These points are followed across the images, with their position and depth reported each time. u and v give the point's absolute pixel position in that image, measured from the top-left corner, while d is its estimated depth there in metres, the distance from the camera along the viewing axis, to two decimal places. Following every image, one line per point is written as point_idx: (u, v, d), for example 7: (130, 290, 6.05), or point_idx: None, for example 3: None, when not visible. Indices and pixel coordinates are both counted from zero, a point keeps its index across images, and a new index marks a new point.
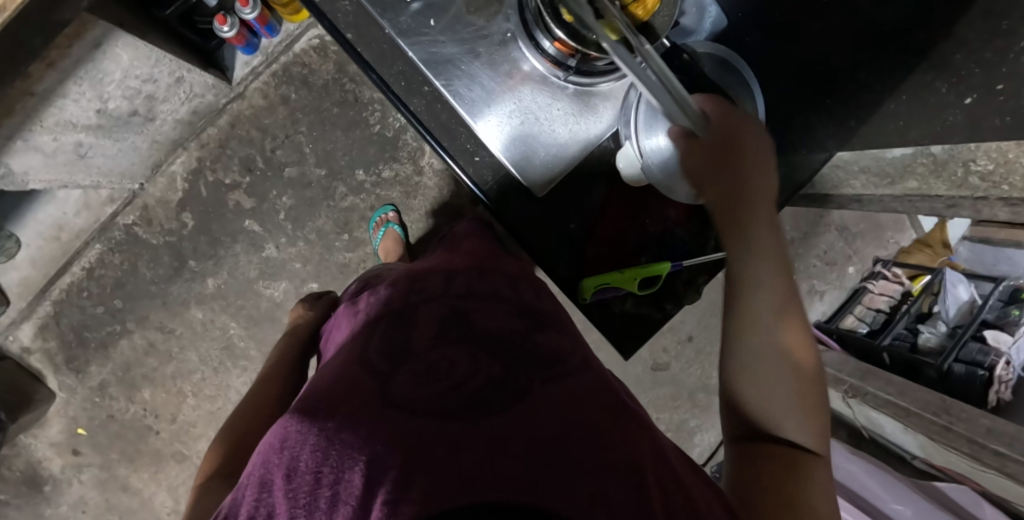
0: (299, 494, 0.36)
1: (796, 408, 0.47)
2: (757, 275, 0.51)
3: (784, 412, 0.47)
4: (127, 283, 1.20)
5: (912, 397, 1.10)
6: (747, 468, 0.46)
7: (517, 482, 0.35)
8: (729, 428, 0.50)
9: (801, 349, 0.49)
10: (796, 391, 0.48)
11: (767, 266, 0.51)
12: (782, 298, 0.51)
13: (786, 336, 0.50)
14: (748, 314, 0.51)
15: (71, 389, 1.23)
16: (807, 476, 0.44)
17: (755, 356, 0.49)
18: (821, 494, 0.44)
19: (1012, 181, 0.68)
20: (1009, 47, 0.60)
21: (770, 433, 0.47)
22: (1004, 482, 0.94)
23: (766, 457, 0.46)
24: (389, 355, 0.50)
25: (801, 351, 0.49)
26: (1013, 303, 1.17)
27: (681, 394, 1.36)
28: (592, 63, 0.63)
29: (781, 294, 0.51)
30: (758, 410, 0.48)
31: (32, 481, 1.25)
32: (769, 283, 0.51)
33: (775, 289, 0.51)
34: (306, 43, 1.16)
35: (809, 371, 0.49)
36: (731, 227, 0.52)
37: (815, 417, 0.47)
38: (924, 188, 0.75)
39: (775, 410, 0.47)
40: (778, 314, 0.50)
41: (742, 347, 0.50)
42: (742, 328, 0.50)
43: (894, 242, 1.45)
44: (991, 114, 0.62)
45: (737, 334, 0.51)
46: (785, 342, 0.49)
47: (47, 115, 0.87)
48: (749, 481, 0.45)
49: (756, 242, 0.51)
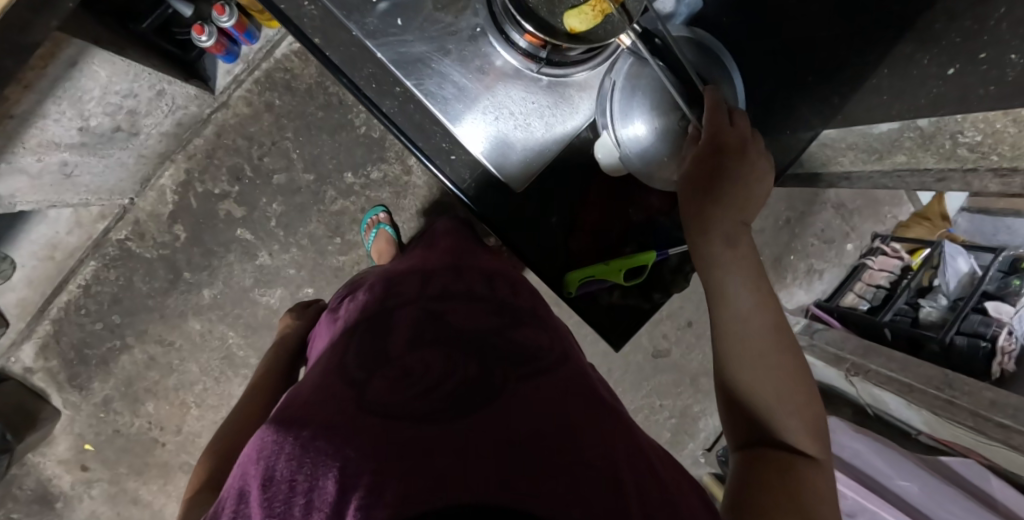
0: (275, 502, 0.36)
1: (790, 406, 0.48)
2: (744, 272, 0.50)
3: (781, 412, 0.47)
4: (124, 298, 1.20)
5: (914, 372, 1.09)
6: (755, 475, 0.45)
7: (490, 481, 0.35)
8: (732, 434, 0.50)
9: (785, 349, 0.50)
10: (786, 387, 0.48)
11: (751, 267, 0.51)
12: (765, 298, 0.50)
13: (765, 331, 0.50)
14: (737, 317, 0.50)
15: (75, 406, 1.24)
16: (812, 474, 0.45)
17: (751, 361, 0.49)
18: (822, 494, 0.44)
19: (1000, 151, 0.63)
20: (988, 15, 0.58)
21: (773, 434, 0.47)
22: (1009, 454, 0.93)
23: (772, 462, 0.45)
24: (365, 362, 0.50)
25: (789, 350, 0.50)
26: (1014, 273, 1.16)
27: (683, 379, 1.36)
28: (564, 53, 0.63)
29: (764, 296, 0.50)
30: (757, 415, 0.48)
31: (44, 499, 1.27)
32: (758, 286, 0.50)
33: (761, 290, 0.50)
34: (286, 48, 1.16)
35: (798, 369, 0.49)
36: (712, 222, 0.50)
37: (808, 413, 0.48)
38: (913, 161, 0.71)
39: (774, 411, 0.47)
40: (759, 313, 0.50)
41: (737, 353, 0.49)
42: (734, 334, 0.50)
43: (892, 217, 1.41)
44: (977, 83, 0.60)
45: (733, 341, 0.50)
46: (774, 346, 0.49)
47: (29, 137, 0.88)
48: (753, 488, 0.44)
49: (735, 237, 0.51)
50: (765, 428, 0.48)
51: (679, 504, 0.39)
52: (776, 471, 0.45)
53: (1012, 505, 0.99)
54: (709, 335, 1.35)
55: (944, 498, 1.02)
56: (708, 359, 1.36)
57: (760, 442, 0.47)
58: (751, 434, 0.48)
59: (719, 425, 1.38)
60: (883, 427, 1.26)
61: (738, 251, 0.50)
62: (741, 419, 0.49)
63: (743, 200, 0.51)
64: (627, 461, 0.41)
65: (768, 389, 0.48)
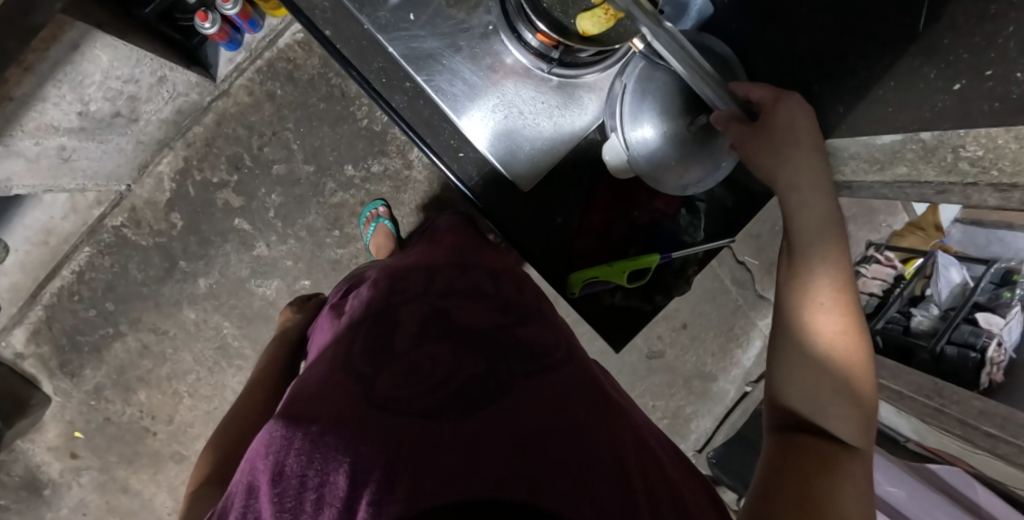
0: (285, 498, 0.37)
1: (837, 396, 0.44)
2: (804, 248, 0.49)
3: (823, 399, 0.44)
4: (118, 285, 1.19)
5: (905, 380, 1.11)
6: (780, 456, 0.43)
7: (504, 478, 0.35)
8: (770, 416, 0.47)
9: (850, 339, 0.46)
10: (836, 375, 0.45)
11: (822, 246, 0.49)
12: (838, 283, 0.47)
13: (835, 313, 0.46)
14: (798, 295, 0.48)
15: (66, 393, 1.22)
16: (845, 472, 0.41)
17: (803, 340, 0.46)
18: (855, 494, 0.40)
19: (1001, 166, 0.62)
20: (998, 30, 0.59)
21: (811, 423, 0.44)
22: (997, 463, 0.97)
23: (802, 450, 0.42)
24: (372, 358, 0.50)
25: (854, 338, 0.46)
26: (1005, 285, 1.18)
27: (677, 381, 1.37)
28: (575, 54, 0.63)
29: (837, 277, 0.48)
30: (801, 396, 0.45)
31: (32, 485, 1.26)
32: (821, 269, 0.48)
33: (829, 271, 0.48)
34: (290, 38, 1.15)
35: (860, 365, 0.45)
36: (791, 190, 0.50)
37: (863, 412, 0.44)
38: (914, 174, 0.72)
39: (822, 394, 0.44)
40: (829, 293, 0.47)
41: (792, 332, 0.47)
42: (792, 311, 0.48)
43: (887, 225, 1.43)
44: (982, 98, 0.60)
45: (788, 322, 0.48)
46: (836, 334, 0.46)
47: (27, 120, 0.87)
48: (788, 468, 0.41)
49: (813, 209, 0.50)
50: (805, 412, 0.45)
51: (688, 501, 0.40)
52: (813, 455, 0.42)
53: (993, 509, 1.02)
54: (704, 337, 1.36)
55: (929, 503, 1.05)
56: (702, 362, 1.36)
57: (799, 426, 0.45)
58: (789, 421, 0.45)
59: (711, 427, 1.39)
60: None
61: (823, 224, 0.49)
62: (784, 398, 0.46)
63: (804, 170, 0.51)
64: (634, 459, 0.41)
65: (810, 373, 0.45)
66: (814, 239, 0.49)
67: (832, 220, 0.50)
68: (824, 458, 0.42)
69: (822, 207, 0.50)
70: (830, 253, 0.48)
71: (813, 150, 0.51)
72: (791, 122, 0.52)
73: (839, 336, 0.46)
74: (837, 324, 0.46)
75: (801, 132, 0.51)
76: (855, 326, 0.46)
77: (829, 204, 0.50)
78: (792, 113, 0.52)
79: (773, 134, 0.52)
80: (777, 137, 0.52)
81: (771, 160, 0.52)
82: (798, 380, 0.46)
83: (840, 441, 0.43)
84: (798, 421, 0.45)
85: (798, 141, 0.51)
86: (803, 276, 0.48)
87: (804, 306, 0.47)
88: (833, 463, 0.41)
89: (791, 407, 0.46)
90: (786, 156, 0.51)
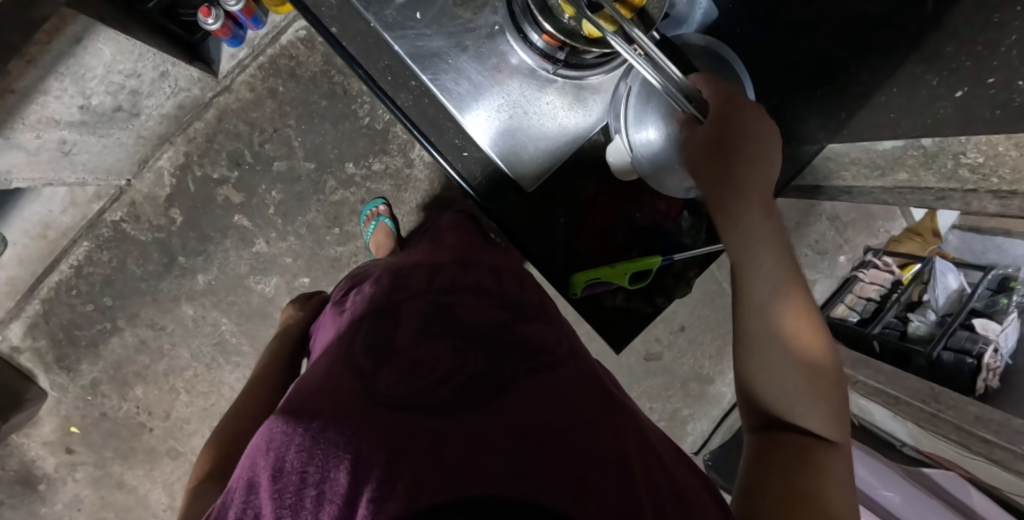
0: (285, 494, 0.36)
1: (807, 390, 0.46)
2: (754, 251, 0.49)
3: (793, 397, 0.46)
4: (116, 281, 1.19)
5: (901, 385, 1.11)
6: (761, 458, 0.45)
7: (499, 474, 0.35)
8: (750, 419, 0.49)
9: (808, 331, 0.47)
10: (801, 370, 0.46)
11: (763, 250, 0.49)
12: (789, 279, 0.49)
13: (790, 310, 0.48)
14: (752, 297, 0.49)
15: (62, 388, 1.22)
16: (824, 464, 0.42)
17: (763, 341, 0.48)
18: (839, 484, 0.41)
19: (1002, 174, 0.63)
20: (1000, 40, 0.58)
21: (785, 421, 0.46)
22: (993, 470, 0.97)
23: (778, 449, 0.44)
24: (375, 353, 0.50)
25: (812, 328, 0.48)
26: (1002, 292, 1.20)
27: (674, 383, 1.37)
28: (581, 55, 0.63)
29: (786, 272, 0.49)
30: (772, 397, 0.47)
31: (27, 480, 1.25)
32: (767, 270, 0.49)
33: (779, 269, 0.49)
34: (293, 35, 1.15)
35: (819, 353, 0.47)
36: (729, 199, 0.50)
37: (830, 399, 0.46)
38: (914, 181, 0.71)
39: (791, 392, 0.46)
40: (784, 292, 0.49)
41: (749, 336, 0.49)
42: (749, 313, 0.49)
43: (884, 230, 1.44)
44: (982, 106, 0.61)
45: (744, 325, 0.49)
46: (792, 330, 0.48)
47: (30, 113, 0.87)
48: (767, 468, 0.43)
49: (752, 219, 0.49)
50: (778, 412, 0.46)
51: (693, 502, 0.40)
52: (791, 455, 0.43)
53: (987, 514, 1.03)
54: (702, 340, 1.36)
55: (924, 507, 1.06)
56: (700, 364, 1.37)
57: (775, 426, 0.46)
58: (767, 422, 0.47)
59: (708, 430, 1.39)
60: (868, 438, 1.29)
61: (765, 230, 0.49)
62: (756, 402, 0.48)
63: (756, 173, 0.49)
64: (639, 458, 0.41)
65: (776, 372, 0.47)
66: (765, 241, 0.49)
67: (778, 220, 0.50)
68: (800, 453, 0.43)
69: (768, 210, 0.50)
70: (771, 254, 0.49)
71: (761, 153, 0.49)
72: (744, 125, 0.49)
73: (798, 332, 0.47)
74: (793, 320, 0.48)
75: (756, 134, 0.49)
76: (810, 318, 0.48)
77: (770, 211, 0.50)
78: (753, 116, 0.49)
79: (726, 137, 0.49)
80: (732, 146, 0.49)
81: (725, 169, 0.49)
82: (766, 381, 0.47)
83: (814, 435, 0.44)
84: (773, 419, 0.46)
85: (756, 140, 0.49)
86: (752, 280, 0.49)
87: (756, 308, 0.49)
88: (810, 458, 0.43)
89: (765, 409, 0.47)
90: (738, 164, 0.49)
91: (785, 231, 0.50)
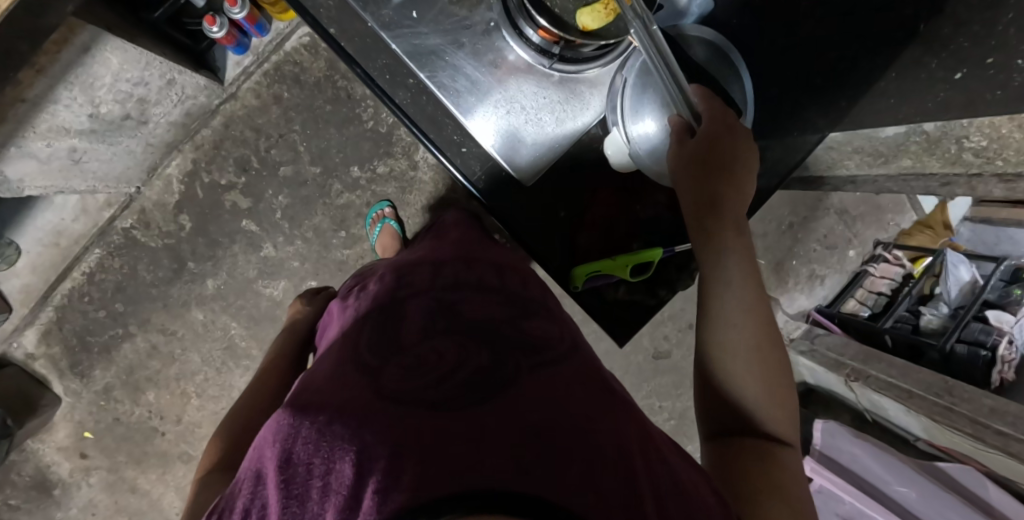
0: (293, 485, 0.37)
1: (766, 401, 0.53)
2: (724, 276, 0.54)
3: (759, 407, 0.53)
4: (127, 286, 1.20)
5: (914, 378, 1.09)
6: (726, 459, 0.51)
7: (504, 467, 0.35)
8: (713, 423, 0.55)
9: (768, 349, 0.54)
10: (762, 381, 0.53)
11: (731, 270, 0.54)
12: (755, 298, 0.55)
13: (754, 329, 0.54)
14: (718, 319, 0.54)
15: (76, 393, 1.24)
16: (783, 466, 0.50)
17: (731, 360, 0.53)
18: (792, 480, 0.50)
19: (1006, 156, 0.71)
20: (996, 18, 0.60)
21: (748, 429, 0.53)
22: (1009, 463, 0.94)
23: (744, 453, 0.51)
24: (378, 350, 0.50)
25: (770, 346, 0.54)
26: (1015, 282, 1.17)
27: (683, 381, 1.36)
28: (577, 49, 0.64)
29: (753, 296, 0.54)
30: (737, 407, 0.53)
31: (42, 486, 1.27)
32: (734, 291, 0.54)
33: (749, 294, 0.54)
34: (297, 41, 1.16)
35: (778, 368, 0.54)
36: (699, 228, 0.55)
37: (784, 408, 0.53)
38: (918, 165, 0.80)
39: (755, 405, 0.53)
40: (751, 309, 0.54)
41: (719, 352, 0.54)
42: (715, 335, 0.54)
43: (895, 224, 1.41)
44: (983, 88, 0.63)
45: (712, 342, 0.54)
46: (755, 346, 0.54)
47: (40, 122, 0.89)
48: (734, 471, 0.50)
49: (724, 245, 0.54)
50: (746, 421, 0.53)
51: (697, 503, 0.40)
52: (752, 457, 0.51)
53: (1005, 509, 1.04)
54: None
55: (941, 504, 1.07)
56: None
57: (739, 432, 0.53)
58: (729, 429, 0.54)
59: None
60: (882, 432, 1.27)
61: (737, 254, 0.54)
62: (723, 409, 0.54)
63: (729, 206, 0.55)
64: (640, 456, 0.41)
65: (741, 383, 0.53)
66: (732, 272, 0.54)
67: (746, 246, 0.55)
68: (763, 456, 0.51)
69: (738, 243, 0.54)
70: (740, 274, 0.54)
71: (738, 177, 0.55)
72: (732, 151, 0.55)
73: (757, 352, 0.53)
74: (754, 339, 0.54)
75: (737, 167, 0.55)
76: (769, 337, 0.54)
77: (743, 237, 0.55)
78: (742, 147, 0.55)
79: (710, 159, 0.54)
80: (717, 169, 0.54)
81: (706, 185, 0.54)
82: (730, 396, 0.54)
83: (772, 437, 0.52)
84: (736, 429, 0.53)
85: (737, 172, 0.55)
86: (720, 298, 0.55)
87: (721, 324, 0.54)
88: (769, 460, 0.50)
89: (731, 417, 0.54)
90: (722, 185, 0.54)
91: (750, 243, 0.55)
